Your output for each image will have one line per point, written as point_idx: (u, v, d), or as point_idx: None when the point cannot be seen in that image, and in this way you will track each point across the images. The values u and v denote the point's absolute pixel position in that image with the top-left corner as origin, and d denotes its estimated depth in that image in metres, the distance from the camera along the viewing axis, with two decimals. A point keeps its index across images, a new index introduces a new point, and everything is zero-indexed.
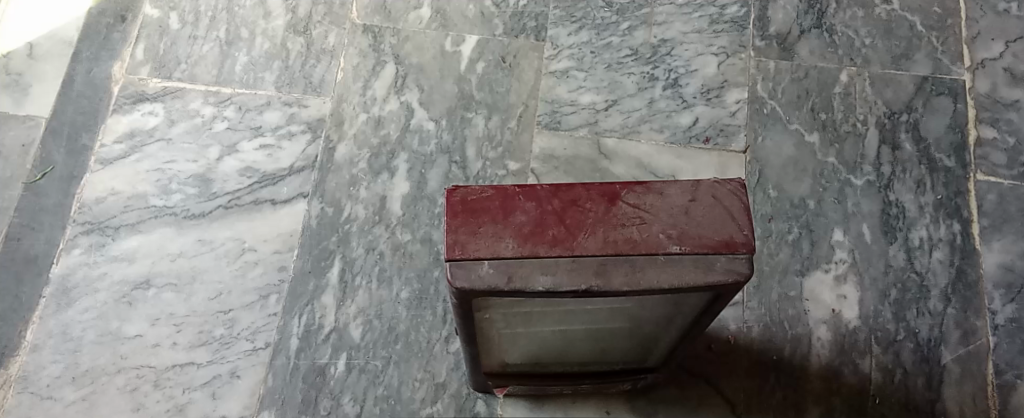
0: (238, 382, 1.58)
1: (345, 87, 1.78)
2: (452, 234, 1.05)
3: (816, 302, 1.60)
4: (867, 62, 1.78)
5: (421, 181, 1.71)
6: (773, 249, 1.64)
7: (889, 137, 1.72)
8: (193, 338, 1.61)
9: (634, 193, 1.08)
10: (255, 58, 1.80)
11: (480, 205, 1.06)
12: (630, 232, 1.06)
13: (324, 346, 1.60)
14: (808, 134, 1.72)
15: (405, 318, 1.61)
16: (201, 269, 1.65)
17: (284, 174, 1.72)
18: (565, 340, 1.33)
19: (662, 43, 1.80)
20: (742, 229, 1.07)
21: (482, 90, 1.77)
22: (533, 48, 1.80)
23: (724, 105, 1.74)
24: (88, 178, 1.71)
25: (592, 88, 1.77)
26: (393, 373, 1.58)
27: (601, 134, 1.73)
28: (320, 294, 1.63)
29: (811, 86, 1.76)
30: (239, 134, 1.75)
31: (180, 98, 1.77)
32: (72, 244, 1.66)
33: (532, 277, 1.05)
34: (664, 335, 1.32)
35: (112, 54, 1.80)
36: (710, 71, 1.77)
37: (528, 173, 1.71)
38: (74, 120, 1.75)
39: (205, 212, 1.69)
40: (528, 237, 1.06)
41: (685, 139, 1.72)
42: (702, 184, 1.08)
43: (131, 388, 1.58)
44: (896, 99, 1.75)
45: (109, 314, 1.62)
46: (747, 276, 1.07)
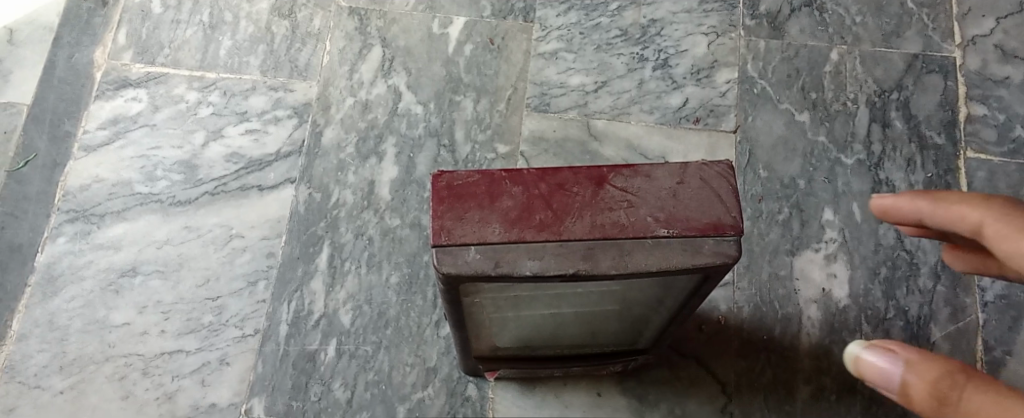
0: (227, 369, 1.57)
1: (332, 70, 1.76)
2: (438, 220, 1.03)
3: (806, 282, 1.60)
4: (857, 41, 1.77)
5: (410, 165, 1.69)
6: (763, 230, 1.63)
7: (880, 115, 1.71)
8: (181, 325, 1.60)
9: (622, 176, 1.06)
10: (239, 42, 1.78)
11: (466, 190, 1.04)
12: (617, 216, 1.05)
13: (314, 331, 1.58)
14: (798, 113, 1.71)
15: (396, 303, 1.60)
16: (188, 256, 1.64)
17: (271, 159, 1.70)
18: (556, 323, 1.32)
19: (651, 24, 1.78)
20: (730, 210, 1.05)
21: (470, 73, 1.76)
22: (522, 29, 1.78)
23: (714, 85, 1.73)
24: (72, 165, 1.69)
25: (582, 69, 1.75)
26: (383, 358, 1.57)
27: (590, 116, 1.71)
28: (309, 280, 1.62)
29: (801, 65, 1.75)
30: (224, 119, 1.73)
31: (164, 83, 1.75)
32: (56, 233, 1.64)
33: (520, 262, 1.04)
34: (654, 317, 1.31)
35: (95, 39, 1.78)
36: (700, 51, 1.76)
37: (518, 156, 1.69)
38: (56, 106, 1.72)
39: (190, 199, 1.67)
40: (515, 222, 1.04)
41: (675, 120, 1.71)
42: (690, 166, 1.06)
43: (120, 376, 1.57)
44: (886, 77, 1.74)
45: (95, 303, 1.60)
46: (734, 258, 1.05)
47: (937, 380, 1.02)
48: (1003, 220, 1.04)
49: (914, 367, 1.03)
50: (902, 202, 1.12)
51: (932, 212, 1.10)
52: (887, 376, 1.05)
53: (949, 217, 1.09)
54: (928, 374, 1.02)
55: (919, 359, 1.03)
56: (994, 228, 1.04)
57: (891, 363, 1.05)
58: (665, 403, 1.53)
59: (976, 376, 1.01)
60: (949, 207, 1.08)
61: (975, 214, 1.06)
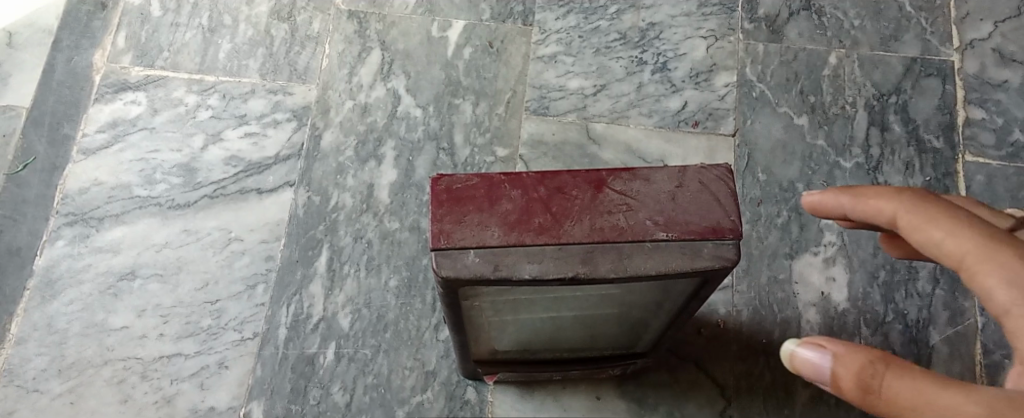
0: (226, 373, 1.57)
1: (331, 74, 1.76)
2: (437, 223, 1.03)
3: (804, 286, 1.60)
4: (856, 44, 1.77)
5: (410, 169, 1.69)
6: (761, 233, 1.63)
7: (878, 118, 1.72)
8: (180, 329, 1.60)
9: (621, 179, 1.06)
10: (239, 45, 1.78)
11: (465, 194, 1.04)
12: (616, 219, 1.04)
13: (313, 335, 1.58)
14: (797, 117, 1.71)
15: (395, 306, 1.60)
16: (187, 259, 1.64)
17: (270, 162, 1.70)
18: (555, 326, 1.32)
19: (650, 27, 1.79)
20: (729, 214, 1.05)
21: (469, 76, 1.76)
22: (521, 32, 1.79)
23: (713, 88, 1.73)
24: (71, 169, 1.69)
25: (581, 73, 1.75)
26: (383, 362, 1.57)
27: (589, 119, 1.72)
28: (308, 283, 1.62)
29: (800, 68, 1.75)
30: (223, 122, 1.73)
31: (163, 86, 1.75)
32: (55, 236, 1.64)
33: (518, 265, 1.04)
34: (653, 320, 1.31)
35: (94, 42, 1.78)
36: (699, 54, 1.76)
37: (517, 160, 1.70)
38: (55, 109, 1.73)
39: (189, 202, 1.67)
40: (515, 225, 1.04)
41: (674, 124, 1.71)
42: (689, 169, 1.06)
43: (118, 380, 1.56)
44: (885, 81, 1.74)
45: (94, 306, 1.60)
46: (733, 261, 1.05)
47: (867, 373, 0.95)
48: (917, 208, 1.01)
49: (843, 360, 0.96)
50: (822, 199, 1.08)
51: (849, 205, 1.06)
52: (819, 372, 0.98)
53: (864, 209, 1.05)
54: (857, 367, 0.96)
55: (848, 352, 0.96)
56: (908, 217, 1.01)
57: (821, 357, 0.98)
58: (664, 407, 1.53)
59: (906, 366, 0.95)
60: (868, 200, 1.04)
61: (891, 205, 1.02)
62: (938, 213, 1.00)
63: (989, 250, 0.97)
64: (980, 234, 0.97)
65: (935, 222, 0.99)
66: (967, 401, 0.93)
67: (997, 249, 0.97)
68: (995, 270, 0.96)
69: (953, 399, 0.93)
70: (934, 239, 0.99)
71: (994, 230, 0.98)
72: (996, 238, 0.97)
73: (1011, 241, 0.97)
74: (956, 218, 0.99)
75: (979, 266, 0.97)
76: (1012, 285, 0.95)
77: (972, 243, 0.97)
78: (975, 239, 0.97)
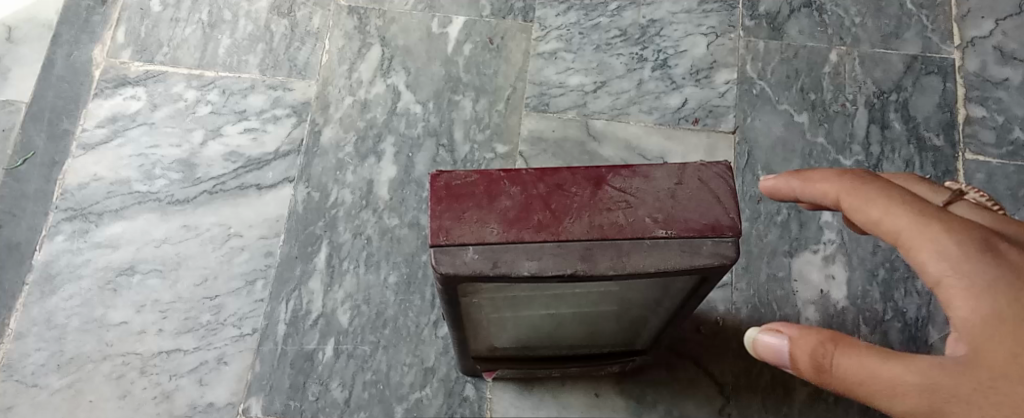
0: (225, 368, 1.57)
1: (331, 69, 1.76)
2: (436, 220, 1.03)
3: (804, 284, 1.60)
4: (856, 42, 1.77)
5: (409, 165, 1.69)
6: (761, 231, 1.63)
7: (878, 116, 1.71)
8: (179, 324, 1.59)
9: (620, 176, 1.05)
10: (239, 40, 1.78)
11: (464, 190, 1.04)
12: (615, 217, 1.04)
13: (312, 331, 1.58)
14: (797, 114, 1.71)
15: (394, 303, 1.60)
16: (186, 255, 1.64)
17: (269, 158, 1.70)
18: (555, 323, 1.32)
19: (651, 24, 1.78)
20: (729, 211, 1.05)
21: (469, 72, 1.75)
22: (521, 29, 1.78)
23: (713, 85, 1.73)
24: (70, 164, 1.69)
25: (581, 69, 1.75)
26: (382, 358, 1.57)
27: (589, 116, 1.71)
28: (307, 279, 1.61)
29: (800, 66, 1.75)
30: (223, 118, 1.73)
31: (162, 81, 1.75)
32: (54, 231, 1.64)
33: (517, 262, 1.03)
34: (653, 318, 1.31)
35: (93, 37, 1.77)
36: (700, 51, 1.76)
37: (517, 156, 1.69)
38: (55, 104, 1.72)
39: (189, 198, 1.67)
40: (514, 222, 1.03)
41: (674, 121, 1.71)
42: (689, 167, 1.06)
43: (118, 375, 1.56)
44: (885, 79, 1.74)
45: (93, 301, 1.60)
46: (733, 259, 1.05)
47: (818, 354, 1.01)
48: (857, 189, 1.04)
49: (796, 343, 1.03)
50: (775, 183, 1.11)
51: (799, 189, 1.09)
52: (777, 353, 1.05)
53: (811, 192, 1.08)
54: (807, 349, 1.02)
55: (801, 335, 1.03)
56: (850, 198, 1.04)
57: (777, 341, 1.04)
58: (663, 404, 1.53)
59: (854, 345, 1.01)
60: (816, 184, 1.08)
61: (834, 187, 1.06)
62: (875, 193, 1.03)
63: (922, 226, 0.99)
64: (913, 210, 1.00)
65: (874, 201, 1.03)
66: (907, 372, 0.99)
67: (930, 224, 0.99)
68: (928, 244, 0.99)
69: (894, 371, 0.99)
70: (873, 218, 1.03)
71: (929, 204, 1.01)
72: (929, 213, 1.00)
73: (944, 215, 1.00)
74: (892, 196, 1.02)
75: (914, 242, 1.00)
76: (944, 258, 0.98)
77: (907, 220, 1.00)
78: (909, 215, 1.00)
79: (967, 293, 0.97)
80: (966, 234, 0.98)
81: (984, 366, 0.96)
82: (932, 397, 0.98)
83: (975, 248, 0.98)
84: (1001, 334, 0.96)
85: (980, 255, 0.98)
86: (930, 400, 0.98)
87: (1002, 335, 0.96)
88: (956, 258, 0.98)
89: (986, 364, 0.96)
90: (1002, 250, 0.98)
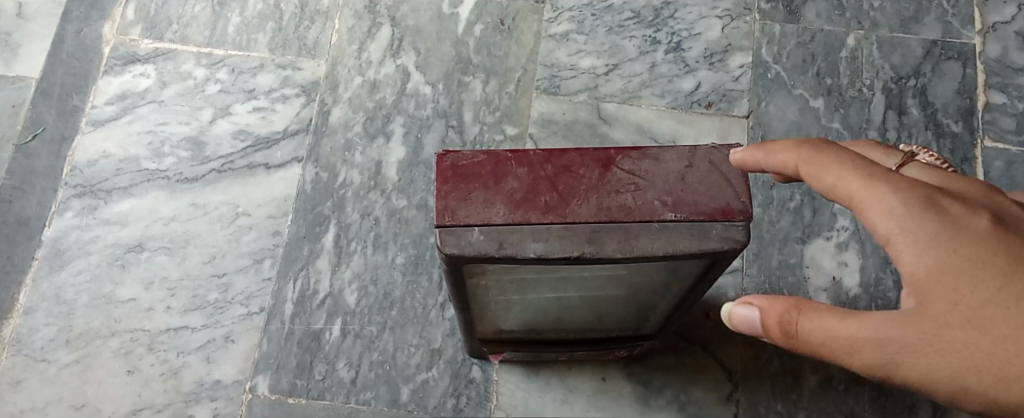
0: (233, 347, 1.56)
1: (340, 49, 1.75)
2: (442, 200, 1.01)
3: (816, 270, 1.58)
4: (874, 26, 1.74)
5: (418, 146, 1.68)
6: (773, 216, 1.61)
7: (896, 102, 1.68)
8: (187, 302, 1.59)
9: (630, 159, 1.03)
10: (248, 19, 1.77)
11: (471, 171, 1.02)
12: (624, 199, 1.02)
13: (319, 311, 1.57)
14: (812, 99, 1.69)
15: (401, 284, 1.59)
16: (195, 233, 1.63)
17: (278, 137, 1.69)
18: (561, 307, 1.30)
19: (665, 6, 1.76)
20: (740, 195, 1.02)
21: (479, 54, 1.73)
22: (533, 10, 1.76)
23: (728, 69, 1.70)
24: (80, 141, 1.68)
25: (593, 51, 1.73)
26: (388, 339, 1.56)
27: (600, 99, 1.69)
28: (315, 258, 1.60)
29: (817, 50, 1.72)
30: (232, 96, 1.72)
31: (172, 59, 1.74)
32: (63, 208, 1.64)
33: (523, 243, 1.01)
34: (661, 302, 1.29)
35: (103, 14, 1.77)
36: (714, 34, 1.73)
37: (527, 138, 1.67)
38: (65, 81, 1.72)
39: (198, 176, 1.66)
40: (521, 203, 1.02)
41: (687, 104, 1.68)
42: (700, 150, 1.04)
43: (125, 351, 1.56)
44: (904, 64, 1.71)
45: (101, 278, 1.60)
46: (743, 244, 1.02)
47: (785, 320, 1.00)
48: (812, 157, 1.03)
49: (766, 312, 1.01)
50: (738, 156, 1.03)
51: (761, 160, 1.04)
52: (747, 323, 1.03)
53: (771, 160, 1.05)
54: (775, 315, 1.00)
55: (769, 303, 1.01)
56: (805, 166, 1.04)
57: (747, 312, 1.02)
58: (670, 390, 1.52)
59: (819, 308, 0.99)
60: (775, 153, 1.05)
61: (792, 156, 1.05)
62: (828, 160, 1.02)
63: (871, 187, 0.99)
64: (863, 172, 1.00)
65: (829, 168, 1.02)
66: (865, 329, 0.98)
67: (878, 185, 0.99)
68: (878, 205, 0.99)
69: (852, 330, 0.98)
70: (826, 184, 1.02)
71: (877, 166, 1.00)
72: (879, 175, 0.99)
73: (890, 175, 0.99)
74: (843, 161, 1.01)
75: (864, 204, 1.00)
76: (892, 218, 0.98)
77: (858, 183, 1.00)
78: (859, 178, 1.00)
79: (913, 249, 0.98)
80: (911, 192, 0.99)
81: (931, 317, 0.97)
82: (888, 351, 0.98)
83: (919, 206, 0.98)
84: (944, 285, 0.97)
85: (925, 211, 0.98)
86: (887, 354, 0.98)
87: (947, 286, 0.96)
88: (903, 217, 0.98)
89: (932, 314, 0.97)
90: (944, 205, 0.99)
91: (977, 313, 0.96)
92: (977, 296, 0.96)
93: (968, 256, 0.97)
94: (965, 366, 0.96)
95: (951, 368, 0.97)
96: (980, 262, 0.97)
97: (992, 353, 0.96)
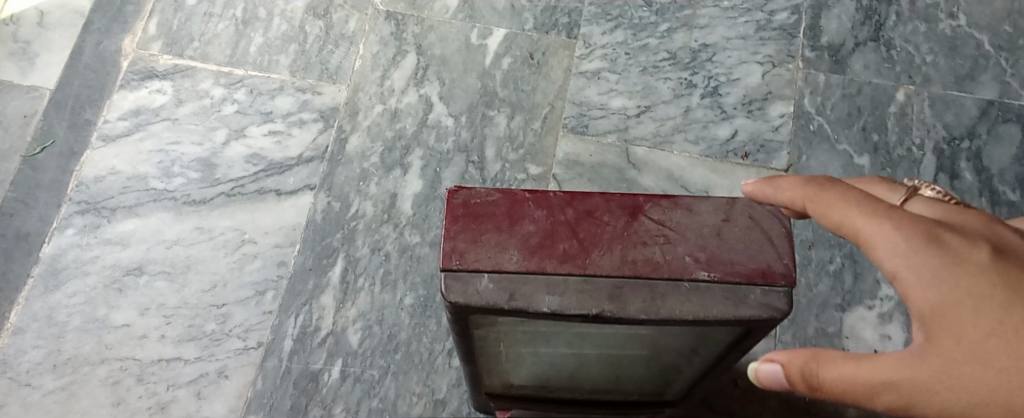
0: (225, 382, 1.48)
1: (363, 75, 1.68)
2: (451, 241, 0.93)
3: (856, 341, 1.47)
4: (926, 81, 1.64)
5: (436, 180, 1.60)
6: (811, 279, 1.51)
7: (948, 164, 1.58)
8: (182, 331, 1.51)
9: (660, 208, 0.95)
10: (271, 40, 1.71)
11: (485, 210, 0.94)
12: (652, 252, 0.93)
13: (319, 350, 1.49)
14: (858, 156, 1.59)
15: (407, 326, 1.50)
16: (197, 258, 1.55)
17: (292, 163, 1.62)
18: (576, 363, 1.20)
19: (703, 48, 1.68)
20: (782, 257, 0.93)
21: (506, 87, 1.66)
22: (565, 45, 1.69)
23: (767, 118, 1.62)
24: (88, 156, 1.62)
25: (624, 92, 1.65)
26: (390, 385, 1.47)
27: (630, 142, 1.61)
28: (320, 294, 1.52)
29: (863, 103, 1.63)
30: (248, 118, 1.65)
31: (190, 77, 1.68)
32: (65, 224, 1.57)
33: (537, 296, 0.92)
34: (685, 367, 1.19)
35: (125, 27, 1.72)
36: (754, 80, 1.65)
37: (550, 179, 1.59)
38: (80, 93, 1.66)
39: (206, 198, 1.59)
40: (537, 250, 0.93)
41: (722, 153, 1.60)
42: (738, 203, 0.95)
43: (113, 380, 1.48)
44: (957, 123, 1.61)
45: (96, 300, 1.53)
46: (784, 312, 0.92)
47: (805, 373, 0.89)
48: (817, 196, 0.93)
49: (787, 367, 0.90)
50: (747, 188, 0.98)
51: (771, 196, 0.96)
52: (770, 379, 0.92)
53: (777, 198, 0.96)
54: (795, 369, 0.90)
55: (788, 357, 0.90)
56: (811, 204, 0.94)
57: (770, 368, 0.91)
58: None
59: (836, 357, 0.89)
60: (782, 189, 0.96)
61: (798, 193, 0.95)
62: (832, 197, 0.93)
63: (873, 224, 0.90)
64: (868, 208, 0.90)
65: (837, 204, 0.92)
66: (879, 372, 0.87)
67: (880, 221, 0.89)
68: (883, 241, 0.89)
69: (866, 375, 0.87)
70: (833, 221, 0.93)
71: (880, 201, 0.91)
72: (883, 210, 0.90)
73: (892, 210, 0.90)
74: (848, 199, 0.92)
75: (868, 240, 0.90)
76: (898, 253, 0.88)
77: (863, 222, 0.90)
78: (864, 215, 0.90)
79: (919, 285, 0.88)
80: (915, 225, 0.89)
81: (938, 353, 0.86)
82: (902, 394, 0.87)
83: (923, 238, 0.88)
84: (949, 319, 0.86)
85: (928, 246, 0.88)
86: (902, 397, 0.87)
87: (955, 321, 0.86)
88: (908, 251, 0.88)
89: (938, 350, 0.86)
90: (948, 237, 0.88)
91: (982, 347, 0.85)
92: (982, 328, 0.85)
93: (971, 290, 0.86)
94: (975, 403, 0.85)
95: (964, 404, 0.85)
96: (987, 293, 0.86)
97: (1002, 387, 0.85)
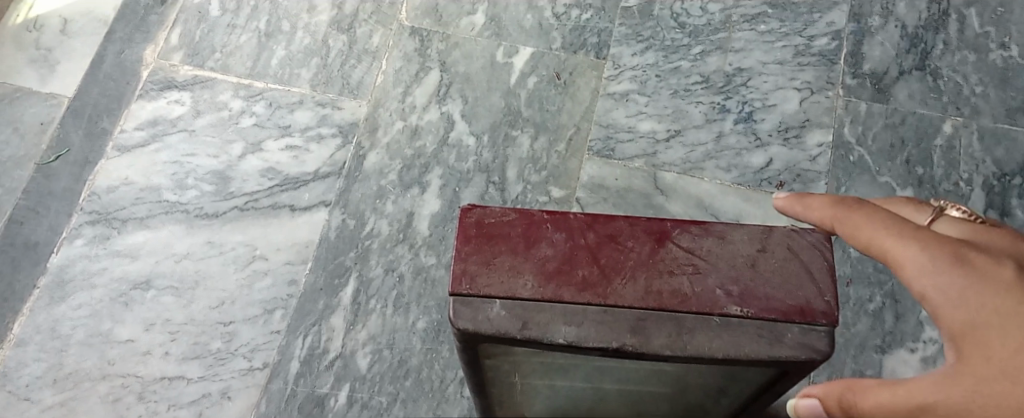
0: (228, 404, 1.42)
1: (384, 90, 1.63)
2: (462, 262, 0.87)
3: None
4: (975, 113, 1.56)
5: (455, 201, 1.54)
6: (849, 318, 1.43)
7: (998, 201, 1.50)
8: (187, 349, 1.46)
9: (689, 234, 0.88)
10: (293, 53, 1.67)
11: (499, 230, 0.88)
12: (679, 283, 0.86)
13: (326, 373, 1.43)
14: (900, 189, 1.51)
15: (419, 352, 1.44)
16: (206, 274, 1.50)
17: (308, 178, 1.57)
18: (595, 397, 1.12)
19: (738, 72, 1.61)
20: (823, 293, 0.86)
21: (531, 107, 1.60)
22: (594, 66, 1.63)
23: (804, 147, 1.55)
24: (102, 165, 1.58)
25: (654, 115, 1.59)
26: (399, 413, 1.40)
27: (658, 167, 1.54)
28: (330, 314, 1.46)
29: (907, 134, 1.55)
30: (265, 131, 1.61)
31: (209, 88, 1.64)
32: (75, 234, 1.53)
33: (552, 325, 0.86)
34: (711, 406, 1.11)
35: (146, 37, 1.68)
36: (792, 107, 1.58)
37: (572, 203, 1.53)
38: (97, 102, 1.63)
39: (218, 212, 1.55)
40: (554, 276, 0.86)
41: (755, 182, 1.52)
42: (775, 232, 0.88)
43: (114, 398, 1.43)
44: (1009, 159, 1.53)
45: (101, 314, 1.48)
46: (824, 354, 0.85)
47: (843, 405, 0.86)
48: (844, 215, 0.87)
49: (825, 401, 0.87)
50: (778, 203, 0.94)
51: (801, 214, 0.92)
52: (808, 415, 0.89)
53: (808, 216, 0.92)
54: (832, 402, 0.86)
55: (824, 390, 0.87)
56: (838, 224, 0.88)
57: (807, 403, 0.87)
58: None
59: (869, 385, 0.85)
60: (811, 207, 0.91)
61: (825, 212, 0.90)
62: (859, 217, 0.87)
63: (900, 243, 0.84)
64: (895, 227, 0.85)
65: (863, 223, 0.86)
66: (916, 398, 0.83)
67: (906, 241, 0.84)
68: (909, 261, 0.83)
69: (903, 401, 0.83)
70: (860, 241, 0.87)
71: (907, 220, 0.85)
72: (910, 229, 0.84)
73: (920, 227, 0.84)
74: (874, 217, 0.86)
75: (895, 260, 0.84)
76: (926, 273, 0.83)
77: (891, 243, 0.84)
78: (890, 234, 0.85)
79: (949, 305, 0.82)
80: (943, 242, 0.83)
81: (972, 374, 0.82)
82: None
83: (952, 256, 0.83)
84: (983, 338, 0.81)
85: (958, 264, 0.82)
86: None
87: (988, 340, 0.81)
88: (936, 271, 0.83)
89: (972, 370, 0.82)
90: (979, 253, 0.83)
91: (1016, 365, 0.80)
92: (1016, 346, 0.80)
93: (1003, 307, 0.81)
94: None
95: None
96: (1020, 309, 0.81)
97: None
